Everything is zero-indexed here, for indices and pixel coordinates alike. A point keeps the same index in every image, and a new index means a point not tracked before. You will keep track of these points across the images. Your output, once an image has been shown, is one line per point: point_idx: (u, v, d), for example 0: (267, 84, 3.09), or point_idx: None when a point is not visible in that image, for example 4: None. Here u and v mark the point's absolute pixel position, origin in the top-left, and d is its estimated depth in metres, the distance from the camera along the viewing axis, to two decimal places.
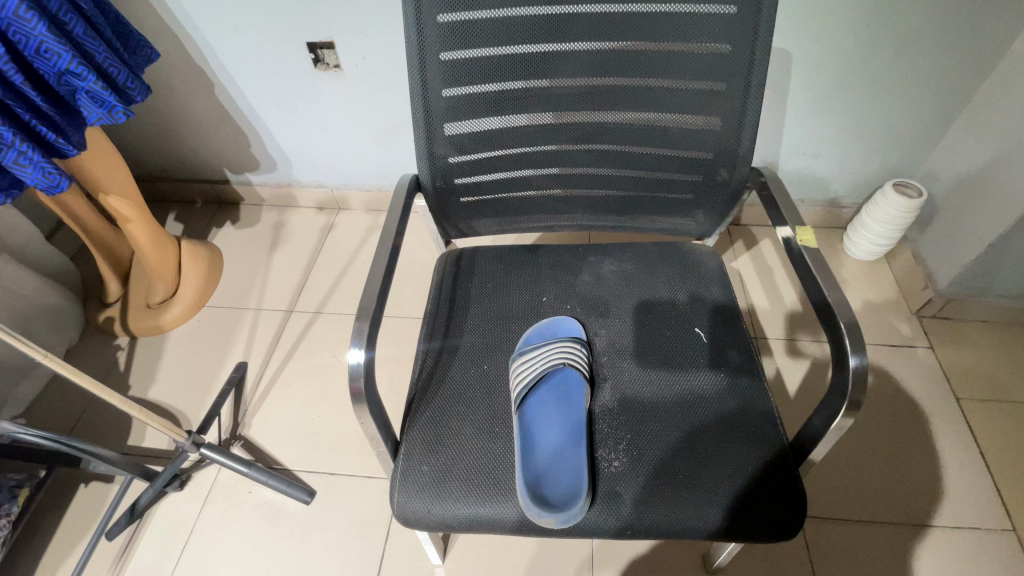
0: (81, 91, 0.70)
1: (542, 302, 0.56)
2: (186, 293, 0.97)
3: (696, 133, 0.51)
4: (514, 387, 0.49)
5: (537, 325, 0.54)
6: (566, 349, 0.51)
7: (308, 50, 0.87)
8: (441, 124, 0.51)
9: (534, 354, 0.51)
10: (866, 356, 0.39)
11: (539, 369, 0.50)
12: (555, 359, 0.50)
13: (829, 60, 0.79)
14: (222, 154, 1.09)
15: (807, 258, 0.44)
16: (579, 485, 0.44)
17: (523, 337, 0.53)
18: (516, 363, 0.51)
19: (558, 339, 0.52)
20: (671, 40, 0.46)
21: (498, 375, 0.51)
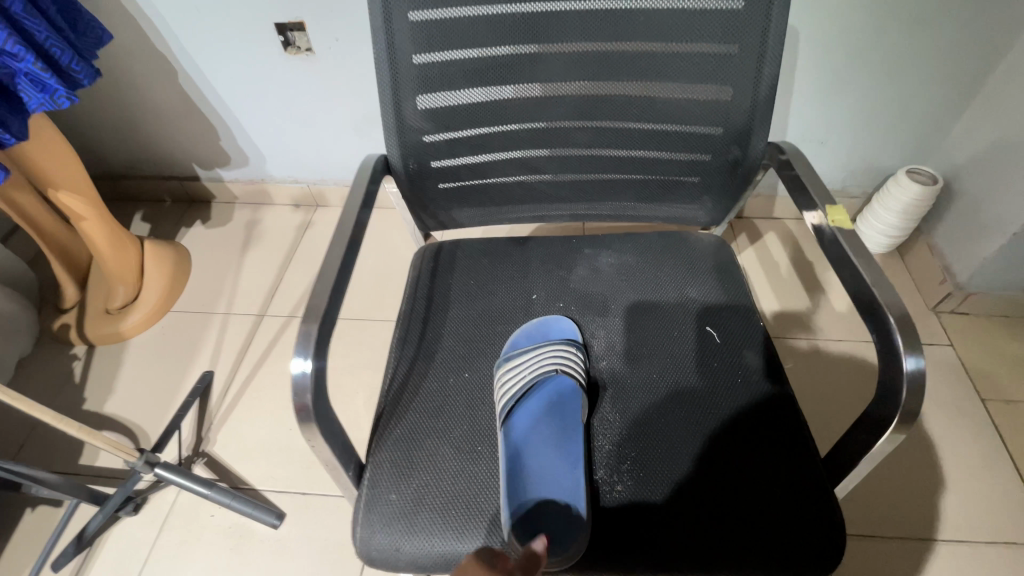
0: (20, 74, 0.62)
1: (531, 301, 0.49)
2: (149, 297, 0.90)
3: (705, 105, 0.45)
4: (500, 399, 0.43)
5: (525, 326, 0.47)
6: (560, 357, 0.44)
7: (276, 32, 0.80)
8: (413, 96, 0.44)
9: (523, 361, 0.44)
10: (923, 356, 0.32)
11: (529, 379, 0.44)
12: (544, 368, 0.43)
13: (838, 37, 0.74)
14: (190, 149, 1.02)
15: (842, 242, 0.38)
16: (577, 514, 0.38)
17: (510, 340, 0.47)
18: (502, 371, 0.44)
19: (551, 343, 0.45)
20: None
21: (481, 385, 0.44)
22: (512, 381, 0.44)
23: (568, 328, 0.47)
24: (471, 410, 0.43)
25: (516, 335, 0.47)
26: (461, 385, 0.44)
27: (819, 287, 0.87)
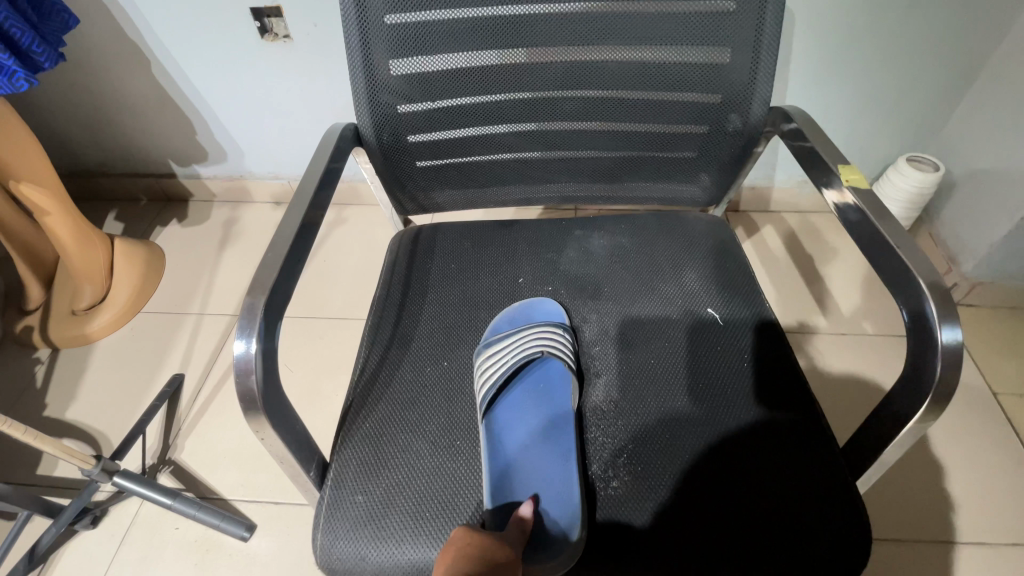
0: None
1: (517, 284, 0.46)
2: (118, 297, 0.85)
3: (701, 70, 0.42)
4: (480, 388, 0.39)
5: (508, 308, 0.44)
6: (546, 337, 0.41)
7: (252, 18, 0.77)
8: (385, 61, 0.41)
9: (505, 344, 0.41)
10: (960, 326, 0.29)
11: (512, 361, 0.40)
12: (531, 350, 0.40)
13: (835, 19, 0.71)
14: (166, 145, 0.98)
15: (860, 208, 0.35)
16: (568, 512, 0.34)
17: (491, 323, 0.43)
18: (482, 358, 0.40)
19: (534, 325, 0.42)
20: None
21: (459, 372, 0.40)
22: (491, 365, 0.40)
23: (554, 308, 0.43)
24: (448, 400, 0.39)
25: (499, 317, 0.43)
26: (436, 374, 0.40)
27: (819, 280, 0.84)
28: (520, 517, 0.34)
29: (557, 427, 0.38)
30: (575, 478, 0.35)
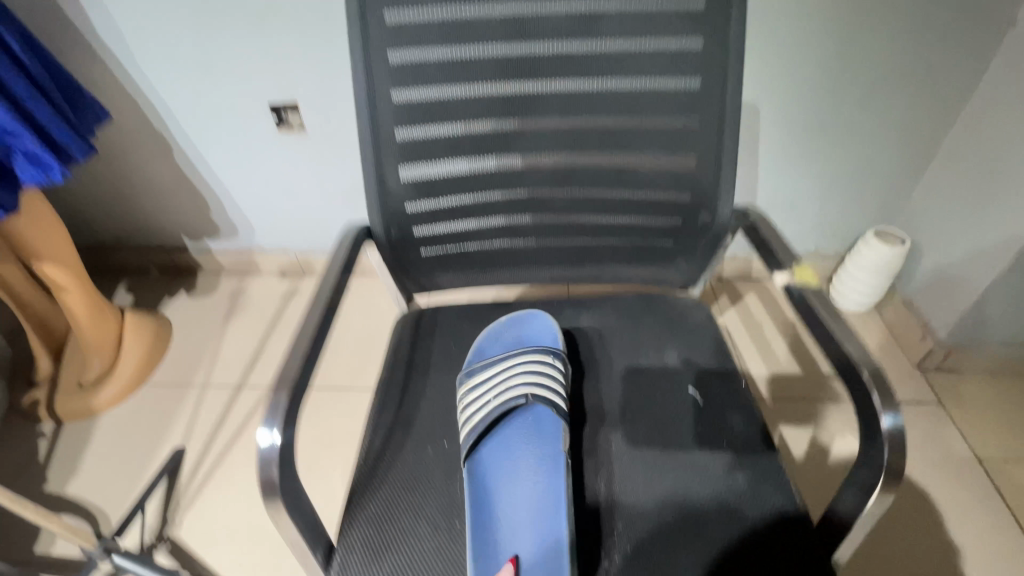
0: (19, 151, 0.65)
1: (509, 341, 0.50)
2: (124, 370, 0.87)
3: (672, 174, 0.47)
4: (462, 430, 0.44)
5: (497, 352, 0.48)
6: (532, 376, 0.45)
7: (271, 111, 0.84)
8: (395, 167, 0.46)
9: (497, 387, 0.45)
10: (899, 413, 0.34)
11: (500, 402, 0.44)
12: (509, 390, 0.45)
13: (798, 112, 0.79)
14: (180, 221, 1.03)
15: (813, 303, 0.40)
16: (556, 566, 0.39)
17: (481, 367, 0.48)
18: (466, 396, 0.46)
19: (518, 360, 0.47)
20: (639, 77, 0.44)
21: (455, 426, 0.44)
22: (481, 415, 0.44)
23: (539, 347, 0.48)
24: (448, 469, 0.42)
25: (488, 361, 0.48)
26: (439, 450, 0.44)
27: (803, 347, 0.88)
28: None
29: (544, 477, 0.43)
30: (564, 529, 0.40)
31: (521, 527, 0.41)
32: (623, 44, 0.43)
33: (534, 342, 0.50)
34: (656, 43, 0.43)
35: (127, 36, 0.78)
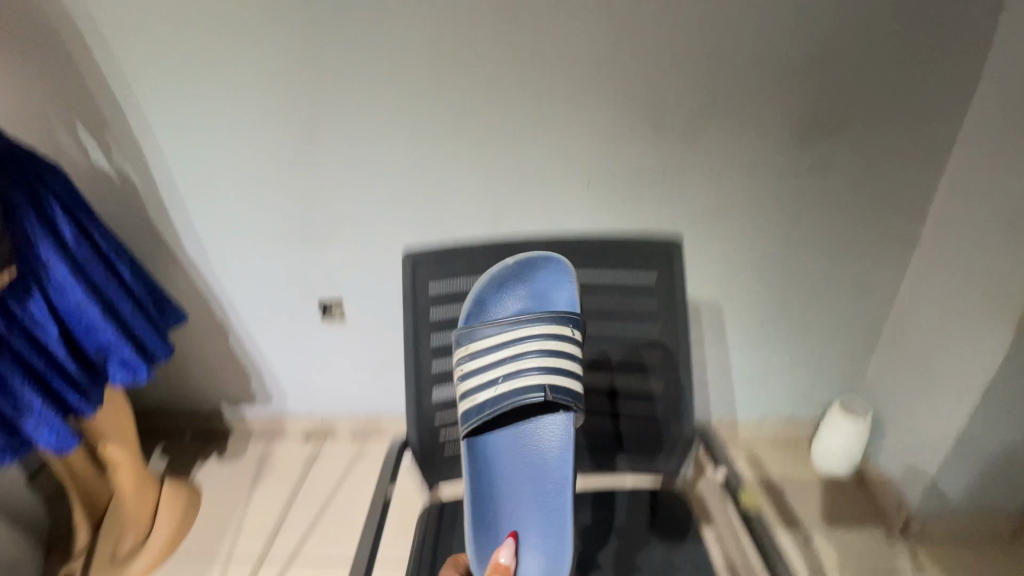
0: (116, 359, 0.77)
1: (516, 302, 0.60)
2: (155, 541, 0.94)
3: (644, 394, 0.62)
4: (469, 361, 0.57)
5: (510, 329, 0.58)
6: (547, 368, 0.56)
7: (318, 305, 1.01)
8: (430, 392, 0.60)
9: (512, 371, 0.57)
10: None
11: (512, 389, 0.56)
12: (526, 362, 0.56)
13: (757, 304, 0.97)
14: (221, 389, 1.15)
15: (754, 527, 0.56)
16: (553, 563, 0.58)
17: (497, 343, 0.57)
18: (483, 366, 0.57)
19: (532, 346, 0.57)
20: (614, 327, 0.61)
21: (470, 400, 0.57)
22: (496, 399, 0.56)
23: (555, 325, 0.57)
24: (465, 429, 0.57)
25: (502, 341, 0.58)
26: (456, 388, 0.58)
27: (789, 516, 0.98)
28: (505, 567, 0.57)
29: (536, 480, 0.62)
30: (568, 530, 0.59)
31: (521, 514, 0.61)
32: (601, 305, 0.60)
33: (552, 304, 0.59)
34: (625, 305, 0.60)
35: (210, 253, 0.97)
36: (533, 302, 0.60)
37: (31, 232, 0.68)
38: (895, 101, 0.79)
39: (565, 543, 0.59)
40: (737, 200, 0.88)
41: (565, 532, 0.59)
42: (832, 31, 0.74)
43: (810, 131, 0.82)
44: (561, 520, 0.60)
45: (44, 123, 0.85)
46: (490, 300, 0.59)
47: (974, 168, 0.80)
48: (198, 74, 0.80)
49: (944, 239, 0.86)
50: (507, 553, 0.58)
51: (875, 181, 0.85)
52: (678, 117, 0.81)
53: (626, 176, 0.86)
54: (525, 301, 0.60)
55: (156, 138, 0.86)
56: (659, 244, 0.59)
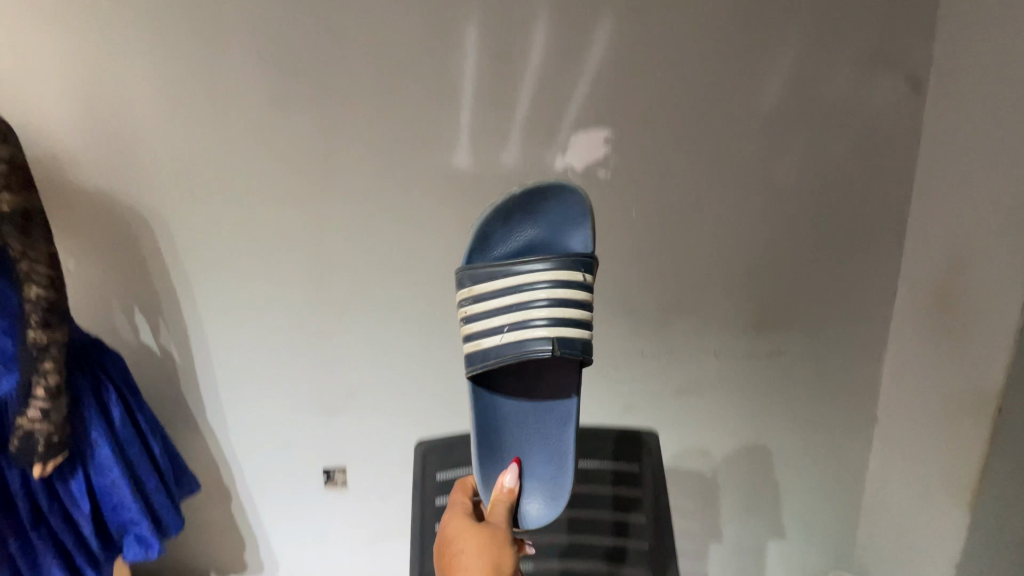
0: (133, 533, 0.82)
1: (526, 229, 0.68)
2: None
3: None
4: (491, 287, 0.64)
5: (520, 281, 0.63)
6: (553, 318, 0.62)
7: (322, 473, 1.07)
8: None
9: (518, 323, 0.63)
10: None
11: (517, 337, 0.63)
12: (531, 309, 0.62)
13: (737, 465, 1.06)
14: (213, 558, 1.14)
15: None
16: (547, 494, 0.67)
17: (504, 295, 0.64)
18: (495, 293, 0.64)
19: (540, 297, 0.63)
20: (594, 509, 0.73)
21: (476, 343, 0.65)
22: (500, 345, 0.63)
23: (565, 271, 0.63)
24: (470, 370, 0.65)
25: (508, 288, 0.64)
26: (464, 331, 0.66)
27: None
28: (509, 489, 0.63)
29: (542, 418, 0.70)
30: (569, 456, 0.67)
31: (526, 446, 0.69)
32: (583, 488, 0.74)
33: (562, 234, 0.68)
34: (603, 489, 0.74)
35: (229, 423, 1.04)
36: (542, 228, 0.68)
37: (90, 417, 0.77)
38: (831, 299, 0.97)
39: (564, 473, 0.67)
40: (709, 376, 1.01)
41: (565, 463, 0.68)
42: (769, 249, 0.94)
43: (763, 325, 0.98)
44: (559, 456, 0.68)
45: (105, 309, 0.97)
46: (495, 235, 0.67)
47: (906, 354, 0.95)
48: (252, 273, 0.96)
49: (893, 411, 0.98)
50: (511, 477, 0.64)
51: (824, 361, 1.00)
52: (652, 309, 0.97)
53: (608, 355, 0.99)
54: (534, 226, 0.68)
55: (203, 324, 0.98)
56: (630, 433, 0.75)
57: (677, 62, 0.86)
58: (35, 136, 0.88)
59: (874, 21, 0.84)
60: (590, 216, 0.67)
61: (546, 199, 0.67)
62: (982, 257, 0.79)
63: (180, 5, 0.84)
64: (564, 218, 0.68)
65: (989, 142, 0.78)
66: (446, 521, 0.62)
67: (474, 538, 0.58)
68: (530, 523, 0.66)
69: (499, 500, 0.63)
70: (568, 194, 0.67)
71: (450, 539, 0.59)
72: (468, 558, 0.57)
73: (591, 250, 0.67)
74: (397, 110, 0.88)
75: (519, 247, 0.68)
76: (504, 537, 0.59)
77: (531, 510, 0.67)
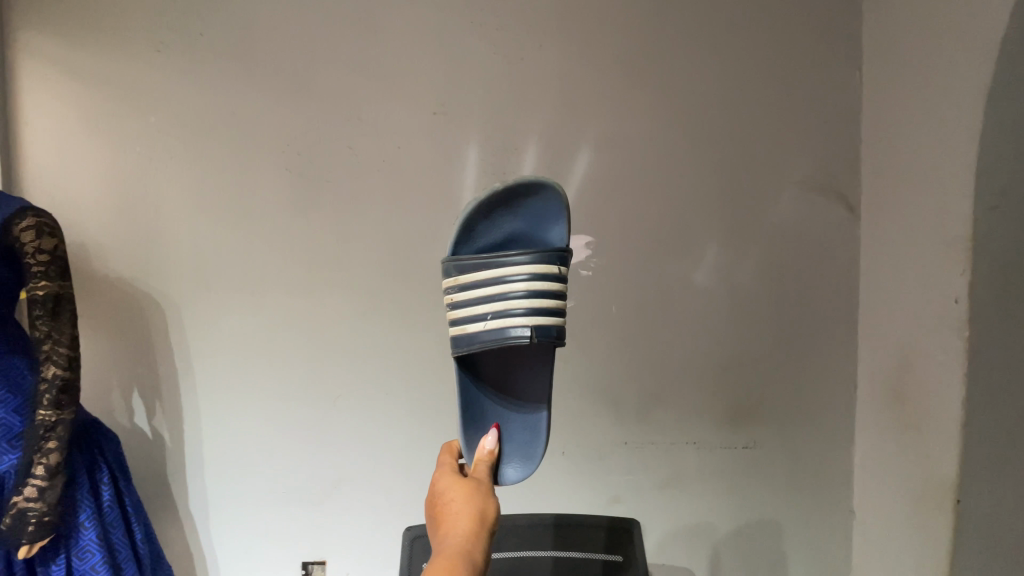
0: None
1: (507, 221, 0.73)
2: None
3: None
4: (476, 278, 0.70)
5: (502, 275, 0.69)
6: (530, 311, 0.68)
7: (300, 566, 1.04)
8: None
9: (500, 312, 0.68)
10: None
11: (499, 326, 0.68)
12: (511, 301, 0.68)
13: (722, 560, 1.06)
14: None
15: None
16: (523, 464, 0.73)
17: (487, 286, 0.69)
18: (480, 283, 0.70)
19: (519, 290, 0.68)
20: None
21: (463, 328, 0.70)
22: (483, 332, 0.69)
23: (541, 266, 0.69)
24: (457, 352, 0.71)
25: (491, 280, 0.69)
26: (451, 316, 0.72)
27: None
28: (490, 452, 0.70)
29: (519, 407, 0.77)
30: (543, 434, 0.74)
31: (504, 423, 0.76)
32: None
33: (543, 229, 0.73)
34: None
35: (212, 513, 1.02)
36: (522, 220, 0.73)
37: (80, 500, 0.80)
38: (796, 391, 1.04)
39: (538, 438, 0.75)
40: (690, 468, 1.04)
41: (538, 436, 0.75)
42: (737, 346, 1.03)
43: (735, 415, 1.03)
44: (534, 424, 0.76)
45: (105, 390, 1.00)
46: (479, 227, 0.72)
47: (873, 448, 1.00)
48: (254, 359, 1.01)
49: (869, 506, 1.01)
50: (492, 439, 0.71)
51: (799, 454, 1.05)
52: (634, 400, 1.03)
53: (593, 445, 1.03)
54: (515, 218, 0.73)
55: (200, 408, 1.01)
56: (618, 521, 0.80)
57: (647, 183, 1.00)
58: (71, 228, 0.98)
59: (809, 156, 1.01)
60: (566, 211, 0.72)
61: (526, 195, 0.72)
62: (923, 356, 0.88)
63: (221, 125, 0.98)
64: (543, 212, 0.73)
65: (914, 256, 0.90)
66: (435, 478, 0.64)
67: (463, 489, 0.61)
68: (508, 482, 0.71)
69: (481, 459, 0.69)
70: (546, 190, 0.72)
71: (440, 492, 0.62)
72: (458, 505, 0.59)
73: (566, 244, 0.73)
74: (403, 215, 1.00)
75: (501, 238, 0.73)
76: (489, 491, 0.63)
77: (509, 471, 0.72)
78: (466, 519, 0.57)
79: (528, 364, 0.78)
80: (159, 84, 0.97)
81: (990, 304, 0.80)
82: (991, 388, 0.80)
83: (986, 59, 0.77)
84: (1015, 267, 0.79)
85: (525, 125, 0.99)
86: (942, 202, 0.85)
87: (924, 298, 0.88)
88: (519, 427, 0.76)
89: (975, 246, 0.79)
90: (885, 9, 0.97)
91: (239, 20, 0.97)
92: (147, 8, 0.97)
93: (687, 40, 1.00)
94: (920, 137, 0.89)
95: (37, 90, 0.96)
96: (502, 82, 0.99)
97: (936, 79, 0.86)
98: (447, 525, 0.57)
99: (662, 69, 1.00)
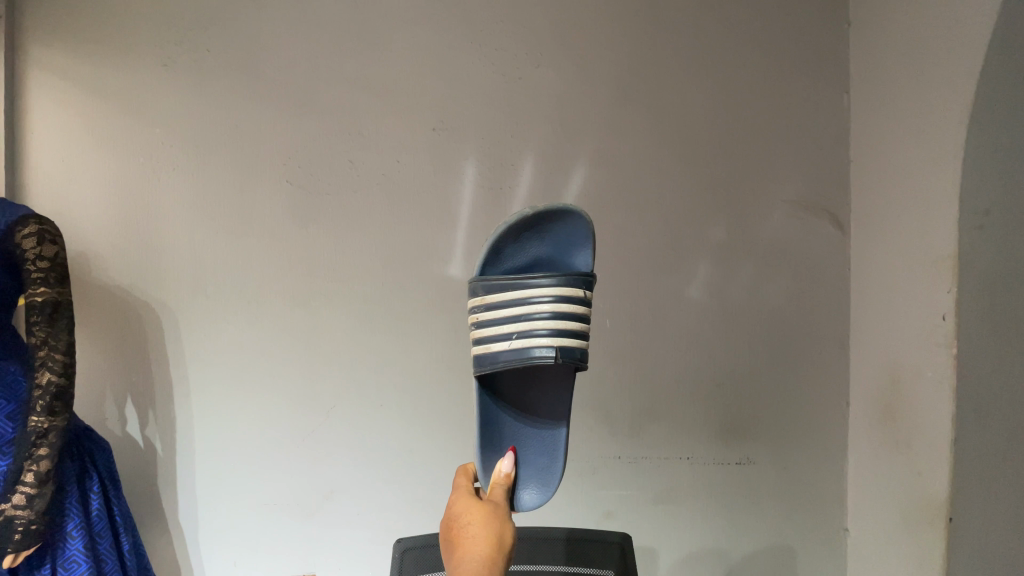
0: None
1: (533, 246, 0.74)
2: None
3: None
4: (502, 298, 0.70)
5: (527, 295, 0.69)
6: (555, 332, 0.68)
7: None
8: None
9: (524, 331, 0.69)
10: None
11: (522, 345, 0.69)
12: (536, 323, 0.68)
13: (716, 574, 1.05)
14: None
15: None
16: (543, 493, 0.72)
17: (512, 306, 0.70)
18: (506, 302, 0.70)
19: (544, 311, 0.69)
20: None
21: (487, 347, 0.70)
22: (507, 351, 0.69)
23: (566, 288, 0.69)
24: (479, 371, 0.71)
25: (516, 300, 0.70)
26: (476, 335, 0.72)
27: None
28: (506, 475, 0.70)
29: (541, 431, 0.77)
30: (562, 460, 0.75)
31: (523, 448, 0.76)
32: None
33: (572, 256, 0.75)
34: None
35: (200, 524, 1.01)
36: (548, 246, 0.75)
37: (68, 508, 0.81)
38: (790, 406, 1.04)
39: (555, 464, 0.75)
40: (683, 483, 1.04)
41: (557, 459, 0.75)
42: (730, 361, 1.03)
43: (729, 429, 1.04)
44: (551, 447, 0.76)
45: (98, 398, 0.99)
46: (506, 250, 0.74)
47: (866, 465, 1.00)
48: (250, 369, 1.01)
49: (863, 524, 1.01)
50: (508, 463, 0.71)
51: (791, 470, 1.05)
52: (627, 414, 1.03)
53: (586, 459, 1.03)
54: (541, 243, 0.75)
55: (193, 418, 1.00)
56: (627, 544, 0.75)
57: (641, 200, 1.02)
58: (72, 237, 0.99)
59: (799, 176, 1.04)
60: (591, 237, 0.74)
61: (554, 221, 0.74)
62: (911, 373, 0.89)
63: (223, 137, 1.00)
64: (569, 238, 0.75)
65: (902, 273, 0.92)
66: (452, 500, 0.65)
67: (480, 512, 0.62)
68: (525, 508, 0.71)
69: (497, 483, 0.69)
70: (573, 217, 0.73)
71: (456, 515, 0.62)
72: (474, 529, 0.59)
73: (590, 268, 0.74)
74: (400, 228, 1.01)
75: (528, 262, 0.75)
76: (505, 515, 0.63)
77: (525, 497, 0.72)
78: (484, 544, 0.57)
79: (519, 377, 0.79)
80: (165, 97, 0.99)
81: (974, 321, 0.81)
82: (978, 402, 0.81)
83: (965, 84, 0.80)
84: (999, 285, 0.80)
85: (523, 143, 1.01)
86: (926, 221, 0.87)
87: (912, 315, 0.89)
88: (538, 450, 0.76)
89: (960, 263, 0.81)
90: (869, 38, 1.00)
91: (245, 36, 1.00)
92: (155, 24, 0.99)
93: (680, 62, 1.03)
94: (906, 157, 0.91)
95: (45, 103, 0.98)
96: (500, 99, 1.01)
97: (917, 104, 0.89)
98: (464, 551, 0.57)
99: (655, 89, 1.03)
